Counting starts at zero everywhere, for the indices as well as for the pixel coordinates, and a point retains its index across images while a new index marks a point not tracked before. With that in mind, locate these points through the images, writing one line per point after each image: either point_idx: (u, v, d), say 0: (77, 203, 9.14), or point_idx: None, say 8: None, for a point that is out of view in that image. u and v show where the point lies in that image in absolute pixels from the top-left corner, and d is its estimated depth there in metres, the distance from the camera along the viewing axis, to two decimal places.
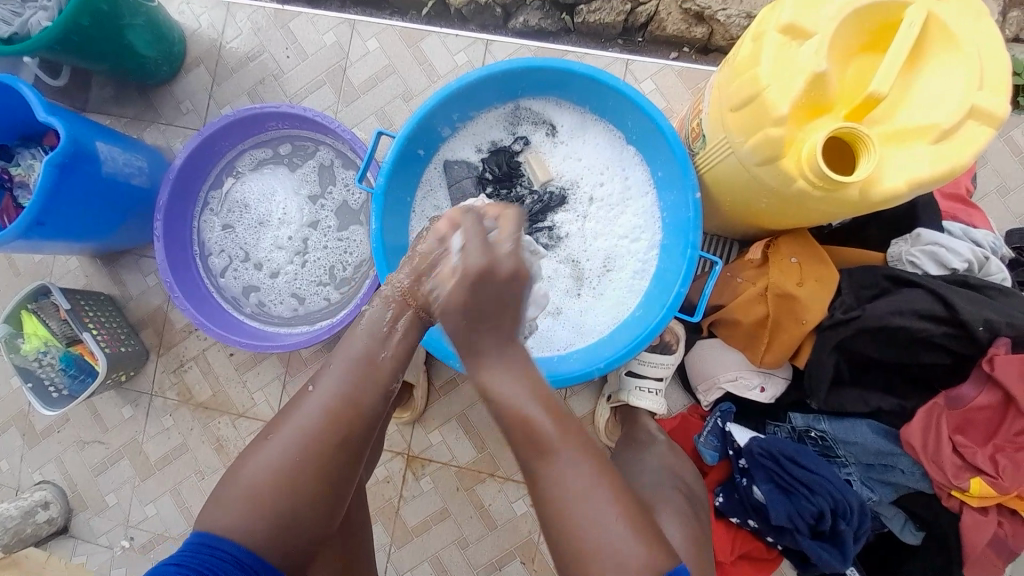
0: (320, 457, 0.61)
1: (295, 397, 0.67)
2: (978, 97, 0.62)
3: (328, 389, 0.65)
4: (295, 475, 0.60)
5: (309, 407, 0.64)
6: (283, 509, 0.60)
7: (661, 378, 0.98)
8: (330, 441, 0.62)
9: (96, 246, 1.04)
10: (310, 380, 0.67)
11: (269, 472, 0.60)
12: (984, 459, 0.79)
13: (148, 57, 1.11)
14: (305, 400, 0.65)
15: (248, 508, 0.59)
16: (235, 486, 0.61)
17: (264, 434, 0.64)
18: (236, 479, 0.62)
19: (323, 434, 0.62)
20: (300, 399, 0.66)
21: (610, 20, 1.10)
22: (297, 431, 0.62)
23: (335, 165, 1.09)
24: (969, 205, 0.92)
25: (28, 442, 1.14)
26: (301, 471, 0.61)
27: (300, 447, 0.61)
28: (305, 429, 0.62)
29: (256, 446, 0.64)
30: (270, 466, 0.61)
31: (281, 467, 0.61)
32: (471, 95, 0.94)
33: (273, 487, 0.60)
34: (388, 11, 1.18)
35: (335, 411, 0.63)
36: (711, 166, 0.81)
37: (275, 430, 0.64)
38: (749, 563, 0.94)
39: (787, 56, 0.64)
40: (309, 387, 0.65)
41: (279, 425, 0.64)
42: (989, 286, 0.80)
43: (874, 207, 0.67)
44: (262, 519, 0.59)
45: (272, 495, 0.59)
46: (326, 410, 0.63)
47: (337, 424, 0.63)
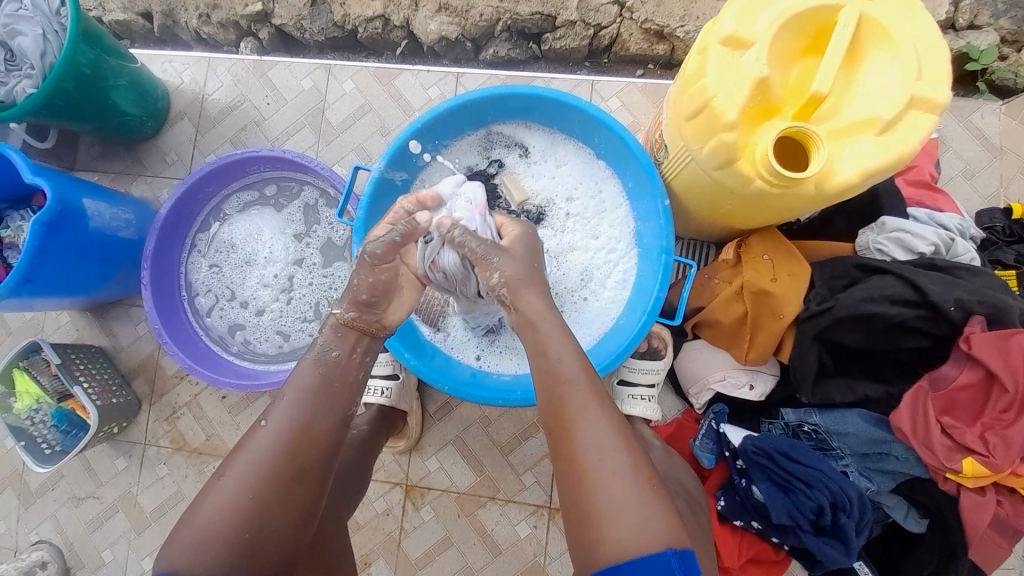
0: (281, 486, 0.62)
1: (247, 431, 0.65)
2: (916, 87, 0.66)
3: (285, 422, 0.64)
4: (253, 510, 0.60)
5: (268, 439, 0.63)
6: (245, 544, 0.59)
7: (652, 384, 0.97)
8: (291, 472, 0.62)
9: (86, 300, 1.06)
10: (260, 415, 0.66)
11: (225, 511, 0.60)
12: (974, 439, 0.79)
13: (133, 115, 1.15)
14: (259, 433, 0.64)
15: (207, 545, 0.58)
16: (193, 525, 0.60)
17: (216, 474, 0.63)
18: (192, 521, 0.60)
19: (281, 463, 0.62)
20: (253, 432, 0.64)
21: (575, 44, 1.16)
22: (254, 466, 0.62)
23: (319, 204, 1.12)
24: (934, 191, 0.95)
25: (24, 501, 1.12)
26: (259, 503, 0.60)
27: (261, 478, 0.61)
28: (265, 460, 0.62)
29: (208, 488, 0.62)
30: (226, 506, 0.60)
31: (239, 501, 0.60)
32: (444, 125, 0.99)
33: (231, 525, 0.59)
34: (364, 54, 1.24)
35: (294, 444, 0.63)
36: (676, 173, 0.84)
37: (228, 467, 0.63)
38: (754, 565, 0.92)
39: (730, 65, 0.68)
40: (262, 421, 0.65)
41: (232, 460, 0.63)
42: (957, 266, 0.82)
43: (831, 199, 0.69)
44: (219, 559, 0.58)
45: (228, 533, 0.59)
46: (284, 441, 0.63)
47: (292, 455, 0.63)
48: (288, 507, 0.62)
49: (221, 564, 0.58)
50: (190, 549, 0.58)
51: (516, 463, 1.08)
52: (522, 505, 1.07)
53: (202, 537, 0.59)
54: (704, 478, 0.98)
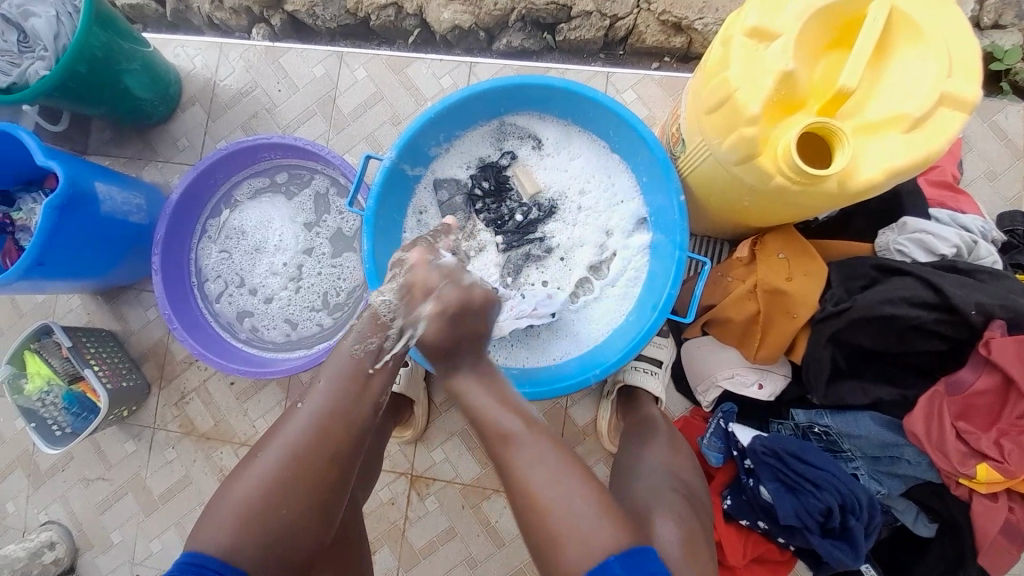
0: (312, 469, 0.62)
1: (283, 414, 0.68)
2: (947, 84, 0.64)
3: (320, 404, 0.66)
4: (283, 492, 0.61)
5: (300, 423, 0.65)
6: (275, 526, 0.60)
7: (658, 361, 1.00)
8: (322, 454, 0.63)
9: (97, 283, 1.06)
10: (298, 398, 0.68)
11: (259, 486, 0.61)
12: (989, 445, 0.78)
13: (145, 100, 1.15)
14: (296, 415, 0.66)
15: (239, 523, 0.59)
16: (225, 503, 0.61)
17: (251, 454, 0.65)
18: (226, 498, 0.61)
19: (313, 448, 0.63)
20: (289, 415, 0.66)
21: (590, 36, 1.14)
22: (286, 449, 0.63)
23: (330, 193, 1.12)
24: (957, 192, 0.93)
25: (34, 482, 1.14)
26: (290, 485, 0.61)
27: (293, 460, 0.62)
28: (299, 441, 0.63)
29: (242, 468, 0.64)
30: (258, 486, 0.61)
31: (272, 480, 0.61)
32: (457, 115, 0.97)
33: (264, 506, 0.60)
34: (376, 42, 1.23)
35: (325, 428, 0.65)
36: (693, 169, 0.83)
37: (262, 448, 0.64)
38: (760, 565, 0.92)
39: (755, 57, 0.66)
40: (298, 404, 0.67)
41: (267, 440, 0.65)
42: (979, 269, 0.80)
43: (853, 198, 0.68)
44: (251, 536, 0.59)
45: (260, 512, 0.60)
46: (316, 424, 0.65)
47: (325, 438, 0.64)
48: (317, 490, 0.62)
49: (250, 542, 0.59)
50: (222, 526, 0.59)
51: None
52: None
53: (235, 515, 0.60)
54: (710, 477, 0.97)
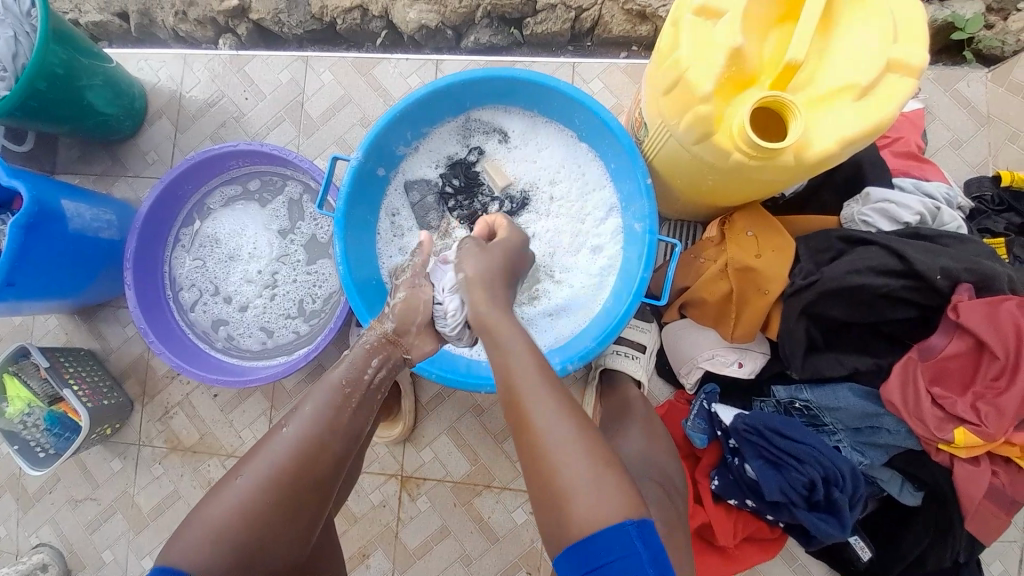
0: (294, 492, 0.62)
1: (267, 433, 0.66)
2: (894, 51, 0.64)
3: (304, 429, 0.65)
4: (265, 513, 0.60)
5: (283, 443, 0.64)
6: (255, 546, 0.59)
7: (637, 343, 0.99)
8: (303, 481, 0.62)
9: (72, 303, 1.05)
10: (281, 419, 0.66)
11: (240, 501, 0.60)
12: (965, 409, 0.78)
13: (110, 115, 1.13)
14: (280, 437, 0.64)
15: (215, 540, 0.58)
16: (204, 519, 0.59)
17: (230, 473, 0.63)
18: (205, 515, 0.60)
19: (294, 472, 0.62)
20: (272, 435, 0.65)
21: (557, 28, 1.14)
22: (270, 467, 0.62)
23: (303, 199, 1.11)
24: (921, 161, 0.93)
25: (21, 506, 1.12)
26: (270, 506, 0.60)
27: (275, 481, 0.61)
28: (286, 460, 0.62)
29: (223, 483, 0.62)
30: (237, 505, 0.59)
31: (252, 500, 0.60)
32: (422, 111, 0.97)
33: (243, 529, 0.59)
34: (343, 46, 1.22)
35: (306, 451, 0.63)
36: (657, 151, 0.83)
37: (246, 465, 0.63)
38: (752, 544, 0.93)
39: (704, 35, 0.66)
40: (283, 427, 0.65)
41: (250, 457, 0.63)
42: (943, 234, 0.81)
43: (812, 169, 0.68)
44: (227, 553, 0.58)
45: (236, 533, 0.58)
46: (299, 450, 0.63)
47: (307, 465, 0.63)
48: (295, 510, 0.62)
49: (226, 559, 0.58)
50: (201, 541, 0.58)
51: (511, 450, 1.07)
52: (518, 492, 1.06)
53: (215, 532, 0.58)
54: (697, 459, 0.97)
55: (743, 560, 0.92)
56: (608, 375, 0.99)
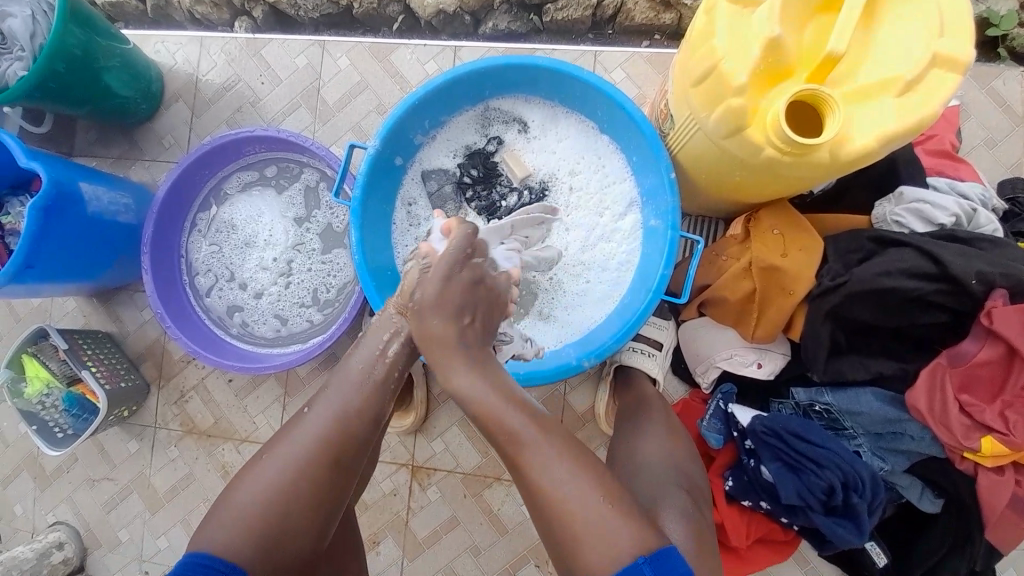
0: (319, 476, 0.62)
1: (292, 417, 0.67)
2: (941, 44, 0.61)
3: (327, 410, 0.65)
4: (292, 496, 0.60)
5: (307, 426, 0.64)
6: (283, 525, 0.60)
7: (654, 340, 0.98)
8: (327, 461, 0.62)
9: (90, 286, 1.06)
10: (305, 402, 0.67)
11: (267, 489, 0.60)
12: (993, 417, 0.76)
13: (127, 97, 1.13)
14: (304, 420, 0.65)
15: (246, 521, 0.59)
16: (230, 506, 0.60)
17: (255, 460, 0.63)
18: (232, 502, 0.60)
19: (319, 455, 0.62)
20: (297, 420, 0.65)
21: (578, 15, 1.11)
22: (294, 452, 0.62)
23: (320, 187, 1.10)
24: (956, 160, 0.90)
25: (41, 484, 1.15)
26: (296, 488, 0.60)
27: (299, 470, 0.61)
28: (311, 443, 0.62)
29: (248, 468, 0.63)
30: (265, 487, 0.60)
31: (279, 486, 0.60)
32: (441, 99, 0.95)
33: (273, 511, 0.59)
34: (360, 31, 1.20)
35: (329, 436, 0.63)
36: (683, 145, 0.80)
37: (272, 448, 0.63)
38: (764, 546, 0.92)
39: (740, 24, 0.64)
40: (307, 409, 0.66)
41: (275, 444, 0.64)
42: (979, 237, 0.78)
43: (847, 167, 0.66)
44: (255, 536, 0.58)
45: (264, 519, 0.59)
46: (322, 434, 0.63)
47: (330, 446, 0.63)
48: (322, 488, 0.62)
49: (255, 546, 0.58)
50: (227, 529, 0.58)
51: None
52: None
53: (245, 513, 0.59)
54: (711, 459, 0.95)
55: (755, 562, 0.92)
56: (623, 372, 0.98)
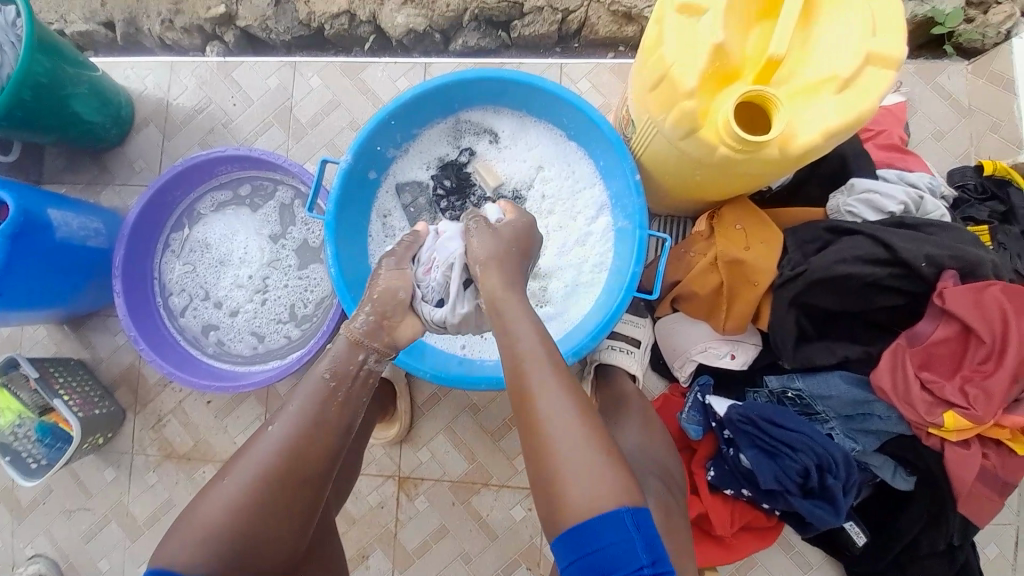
0: (283, 496, 0.61)
1: (253, 434, 0.65)
2: (872, 44, 0.66)
3: (291, 428, 0.64)
4: (257, 516, 0.60)
5: (268, 443, 0.63)
6: (246, 542, 0.59)
7: (631, 338, 0.99)
8: (291, 476, 0.62)
9: (60, 313, 1.04)
10: (268, 419, 0.66)
11: (231, 507, 0.59)
12: (954, 392, 0.79)
13: (96, 123, 1.13)
14: (265, 436, 0.64)
15: (204, 540, 0.58)
16: (197, 523, 0.59)
17: (218, 475, 0.63)
18: (192, 519, 0.59)
19: (281, 475, 0.61)
20: (258, 436, 0.64)
21: (544, 30, 1.15)
22: (258, 471, 0.61)
23: (295, 203, 1.11)
24: (904, 153, 0.95)
25: (13, 519, 1.10)
26: (258, 510, 0.60)
27: (262, 489, 0.60)
28: (274, 458, 0.62)
29: (212, 485, 0.62)
30: (227, 505, 0.59)
31: (241, 505, 0.59)
32: (411, 113, 0.97)
33: (235, 527, 0.59)
34: (332, 51, 1.23)
35: (294, 454, 0.63)
36: (645, 148, 0.84)
37: (234, 467, 0.62)
38: (749, 534, 0.93)
39: (687, 32, 0.68)
40: (268, 426, 0.65)
41: (236, 461, 0.63)
42: (926, 223, 0.82)
43: (796, 162, 0.69)
44: (218, 555, 0.57)
45: (227, 537, 0.58)
46: (289, 453, 0.62)
47: (294, 461, 0.62)
48: (288, 508, 0.61)
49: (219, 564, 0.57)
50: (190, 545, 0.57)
51: (508, 448, 1.07)
52: (516, 489, 1.06)
53: (206, 528, 0.58)
54: (692, 451, 0.96)
55: (740, 548, 0.93)
56: (603, 370, 0.99)
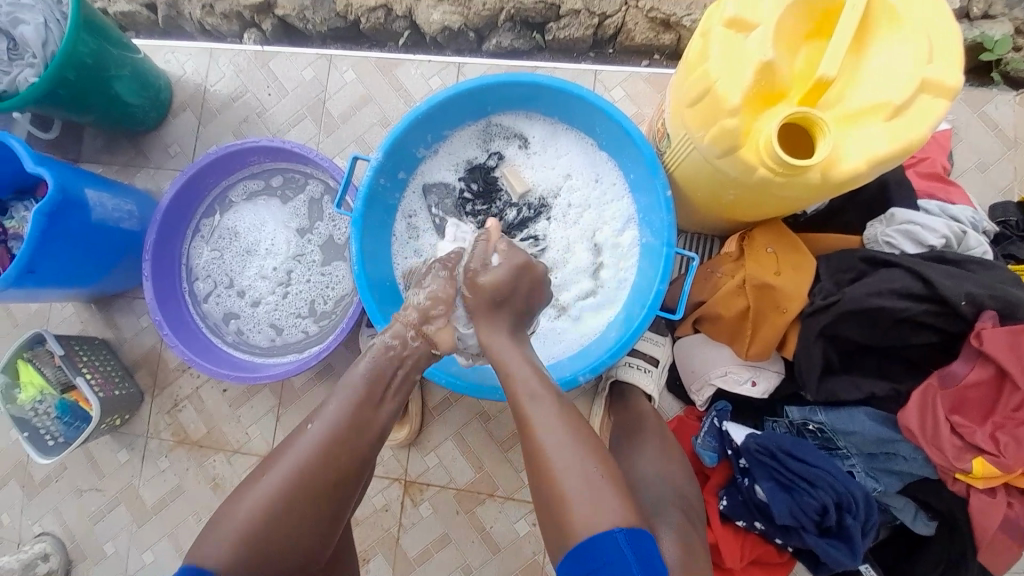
0: (315, 501, 0.62)
1: (291, 434, 0.66)
2: (928, 71, 0.64)
3: (327, 429, 0.65)
4: (289, 516, 0.60)
5: (305, 446, 0.64)
6: (279, 544, 0.60)
7: (649, 356, 0.98)
8: (322, 483, 0.62)
9: (90, 291, 1.06)
10: (306, 419, 0.67)
11: (266, 506, 0.60)
12: (984, 438, 0.77)
13: (135, 106, 1.15)
14: (304, 437, 0.65)
15: (241, 536, 0.59)
16: (228, 523, 0.60)
17: (256, 473, 0.64)
18: (228, 516, 0.61)
19: (315, 479, 0.62)
20: (297, 435, 0.65)
21: (580, 34, 1.14)
22: (294, 474, 0.62)
23: (323, 199, 1.11)
24: (947, 183, 0.92)
25: (28, 493, 1.14)
26: (292, 514, 0.61)
27: (294, 489, 0.61)
28: (308, 469, 0.62)
29: (248, 483, 0.63)
30: (262, 506, 0.60)
31: (272, 507, 0.60)
32: (444, 114, 0.97)
33: (264, 526, 0.60)
34: (366, 45, 1.23)
35: (330, 456, 0.64)
36: (679, 162, 0.82)
37: (270, 467, 0.63)
38: (758, 568, 0.91)
39: (734, 47, 0.66)
40: (308, 425, 0.66)
41: (273, 462, 0.64)
42: (968, 259, 0.80)
43: (838, 188, 0.67)
44: (247, 551, 0.59)
45: (259, 534, 0.59)
46: (323, 446, 0.64)
47: (331, 468, 0.63)
48: (320, 513, 0.62)
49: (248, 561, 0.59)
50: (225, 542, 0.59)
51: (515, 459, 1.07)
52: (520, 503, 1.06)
53: (240, 528, 0.59)
54: (705, 477, 0.95)
55: None
56: (618, 386, 0.98)
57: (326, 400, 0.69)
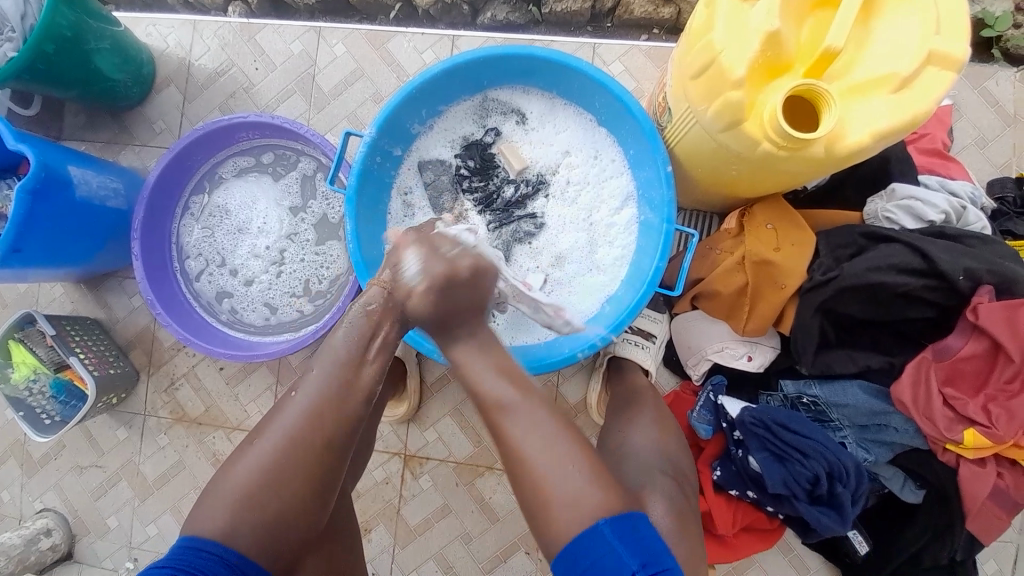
0: (307, 465, 0.62)
1: (278, 402, 0.67)
2: (936, 42, 0.62)
3: (311, 393, 0.64)
4: (282, 481, 0.61)
5: (290, 411, 0.64)
6: (283, 507, 0.61)
7: (646, 332, 0.99)
8: (315, 449, 0.62)
9: (79, 271, 1.04)
10: (293, 385, 0.67)
11: (259, 471, 0.61)
12: (977, 410, 0.78)
13: (118, 81, 1.11)
14: (290, 403, 0.65)
15: (237, 501, 0.60)
16: (222, 491, 0.61)
17: (247, 440, 0.64)
18: (222, 483, 0.61)
19: (300, 443, 0.62)
20: (284, 402, 0.66)
21: (577, 7, 1.10)
22: (279, 439, 0.62)
23: (316, 176, 1.09)
24: (947, 159, 0.92)
25: (27, 471, 1.14)
26: (286, 475, 0.61)
27: (285, 452, 0.61)
28: (292, 433, 0.62)
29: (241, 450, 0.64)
30: (254, 470, 0.61)
31: (265, 472, 0.61)
32: (439, 88, 0.94)
33: (261, 492, 0.60)
34: (355, 17, 1.18)
35: (313, 419, 0.63)
36: (680, 138, 0.81)
37: (260, 434, 0.64)
38: (751, 534, 0.94)
39: (739, 18, 0.64)
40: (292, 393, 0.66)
41: (262, 430, 0.64)
42: (967, 234, 0.79)
43: (841, 163, 0.67)
44: (245, 517, 0.59)
45: (259, 498, 0.60)
46: (309, 412, 0.63)
47: (315, 431, 0.63)
48: (314, 476, 0.62)
49: (246, 528, 0.59)
50: (221, 509, 0.60)
51: None
52: None
53: (237, 491, 0.60)
54: (700, 449, 0.97)
55: (740, 547, 0.94)
56: (616, 362, 0.99)
57: (309, 366, 0.68)
